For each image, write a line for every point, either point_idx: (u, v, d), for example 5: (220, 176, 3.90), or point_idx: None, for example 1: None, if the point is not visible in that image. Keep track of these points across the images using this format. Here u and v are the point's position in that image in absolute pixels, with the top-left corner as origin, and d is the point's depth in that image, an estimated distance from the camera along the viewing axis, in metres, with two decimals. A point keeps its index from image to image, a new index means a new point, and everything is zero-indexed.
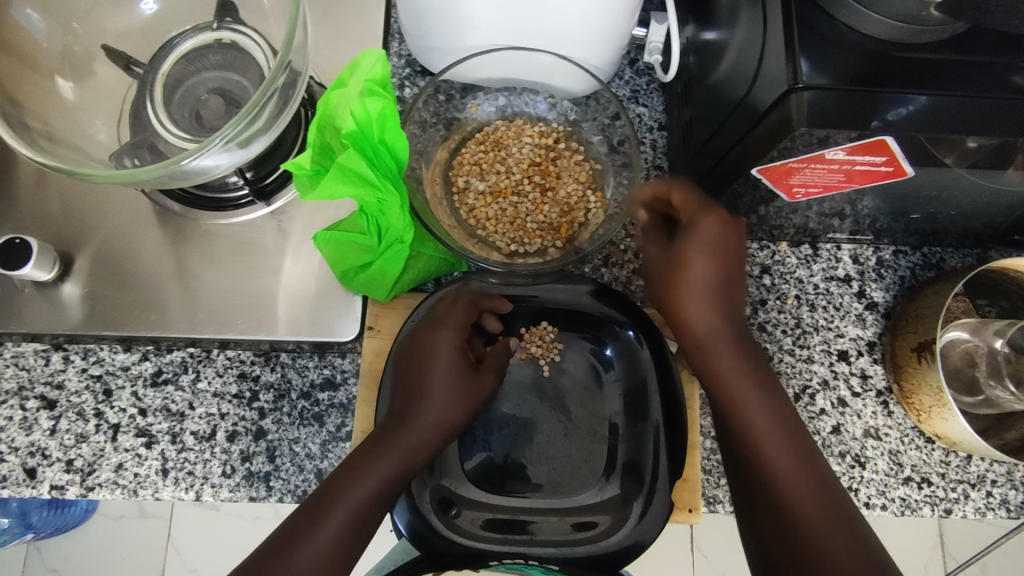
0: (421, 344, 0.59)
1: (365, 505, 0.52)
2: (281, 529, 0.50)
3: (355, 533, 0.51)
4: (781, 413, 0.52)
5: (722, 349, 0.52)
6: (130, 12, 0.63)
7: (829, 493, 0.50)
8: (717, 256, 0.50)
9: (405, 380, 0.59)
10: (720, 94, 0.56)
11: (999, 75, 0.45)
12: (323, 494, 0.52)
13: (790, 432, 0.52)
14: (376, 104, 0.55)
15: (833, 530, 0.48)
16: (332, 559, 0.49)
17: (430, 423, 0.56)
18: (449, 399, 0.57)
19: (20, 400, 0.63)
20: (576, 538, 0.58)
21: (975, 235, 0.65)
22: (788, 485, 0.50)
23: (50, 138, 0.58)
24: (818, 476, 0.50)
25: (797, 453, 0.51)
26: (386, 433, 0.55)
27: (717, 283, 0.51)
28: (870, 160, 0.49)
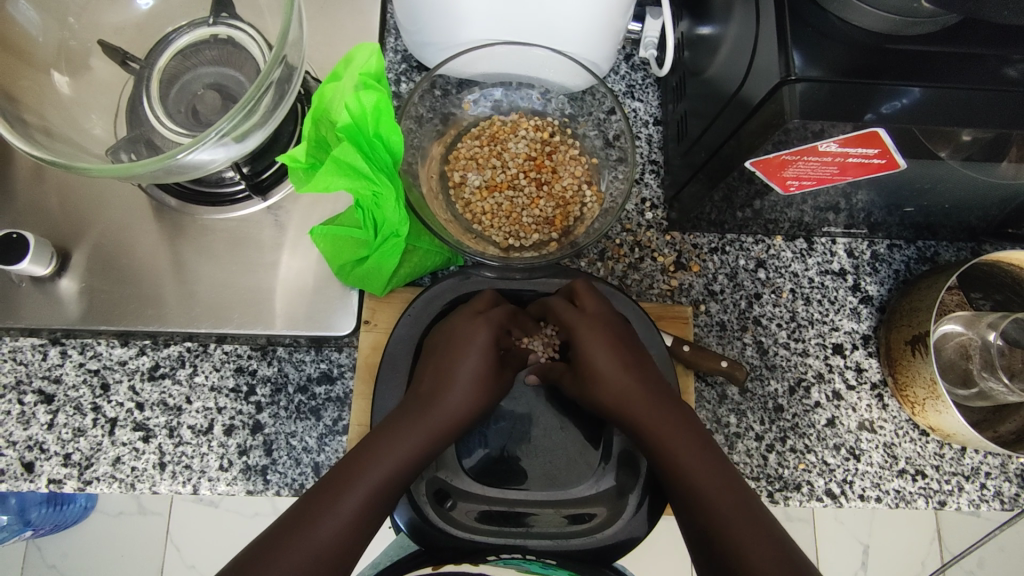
0: (456, 334, 0.59)
1: (384, 485, 0.52)
2: (297, 504, 0.50)
3: (374, 510, 0.51)
4: (701, 445, 0.53)
5: (640, 407, 0.56)
6: (127, 8, 0.63)
7: (753, 510, 0.49)
8: (609, 340, 0.58)
9: (433, 368, 0.59)
10: (714, 88, 0.57)
11: (990, 68, 0.46)
12: (344, 469, 0.52)
13: (709, 459, 0.52)
14: (371, 97, 0.55)
15: (752, 528, 0.47)
16: (352, 532, 0.49)
17: (454, 415, 0.57)
18: (473, 395, 0.58)
19: (18, 395, 0.63)
20: (572, 530, 0.59)
21: (969, 228, 0.65)
22: (712, 507, 0.49)
23: (47, 133, 0.58)
24: (746, 500, 0.49)
25: (719, 477, 0.51)
26: (411, 417, 0.56)
27: (620, 367, 0.57)
28: (863, 153, 0.50)
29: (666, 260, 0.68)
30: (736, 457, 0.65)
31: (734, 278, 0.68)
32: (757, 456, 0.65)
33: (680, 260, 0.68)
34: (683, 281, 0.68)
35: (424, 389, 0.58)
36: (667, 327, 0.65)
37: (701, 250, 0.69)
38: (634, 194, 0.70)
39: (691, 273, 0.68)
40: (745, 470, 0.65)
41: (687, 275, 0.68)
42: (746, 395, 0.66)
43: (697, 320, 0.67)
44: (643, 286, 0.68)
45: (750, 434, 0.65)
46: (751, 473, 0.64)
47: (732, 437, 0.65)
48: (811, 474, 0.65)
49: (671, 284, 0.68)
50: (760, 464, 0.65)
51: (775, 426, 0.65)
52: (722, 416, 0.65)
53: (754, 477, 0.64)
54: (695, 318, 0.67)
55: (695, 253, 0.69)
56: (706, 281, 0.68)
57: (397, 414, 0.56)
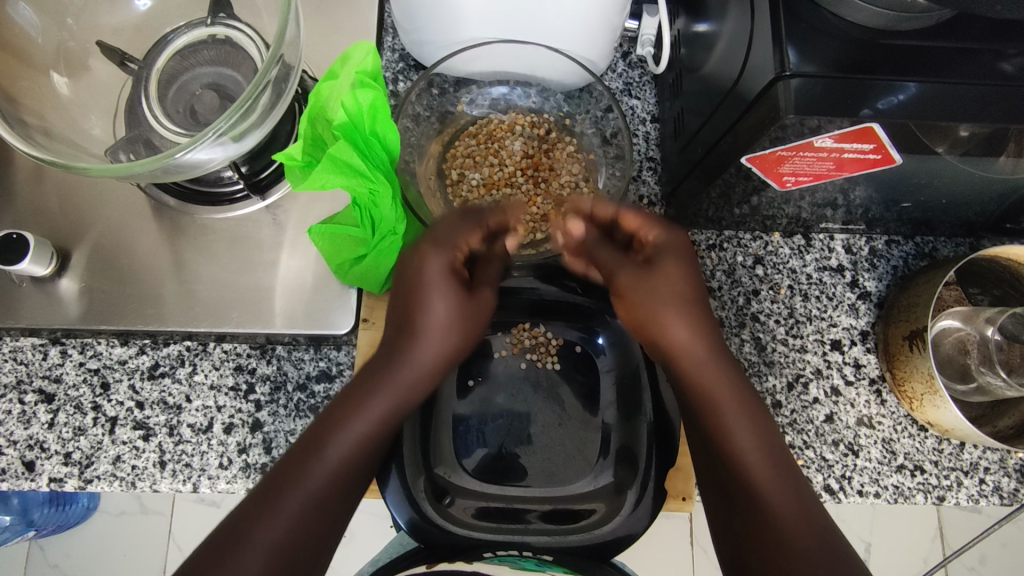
0: (412, 277, 0.55)
1: (351, 456, 0.52)
2: (263, 484, 0.50)
3: (340, 480, 0.51)
4: (758, 427, 0.53)
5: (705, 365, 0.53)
6: (125, 8, 0.63)
7: (802, 493, 0.51)
8: (692, 295, 0.55)
9: (399, 316, 0.56)
10: (710, 85, 0.57)
11: (986, 63, 0.46)
12: (310, 438, 0.51)
13: (767, 440, 0.53)
14: (367, 95, 0.56)
15: (793, 506, 0.50)
16: (321, 503, 0.50)
17: (421, 369, 0.55)
18: (439, 341, 0.55)
19: (18, 394, 0.63)
20: (569, 527, 0.59)
21: (967, 223, 0.65)
22: (768, 494, 0.50)
23: (46, 133, 0.58)
24: (797, 488, 0.51)
25: (775, 463, 0.52)
26: (378, 378, 0.54)
27: (699, 327, 0.54)
28: (859, 148, 0.50)
29: None
30: None
31: (732, 274, 0.68)
32: None
33: None
34: None
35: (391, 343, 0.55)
36: None
37: (699, 247, 0.69)
38: (632, 191, 0.70)
39: None
40: None
41: None
42: None
43: None
44: None
45: None
46: None
47: None
48: (809, 470, 0.65)
49: None
50: None
51: (773, 422, 0.65)
52: None
53: None
54: None
55: (693, 250, 0.69)
56: (704, 278, 0.68)
57: (364, 375, 0.55)
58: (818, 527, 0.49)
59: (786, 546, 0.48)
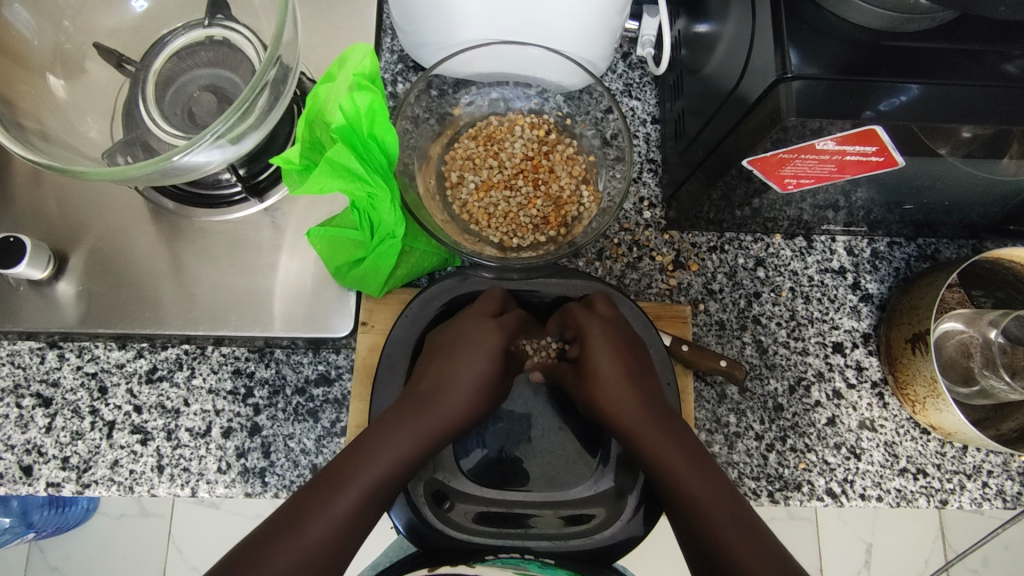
0: (466, 334, 0.60)
1: (375, 487, 0.54)
2: (287, 505, 0.52)
3: (364, 510, 0.53)
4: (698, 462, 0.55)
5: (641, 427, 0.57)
6: (122, 9, 0.63)
7: (762, 540, 0.51)
8: (616, 348, 0.60)
9: (439, 359, 0.60)
10: (711, 87, 0.56)
11: (989, 64, 0.45)
12: (338, 466, 0.54)
13: (708, 472, 0.54)
14: (365, 98, 0.55)
15: (754, 551, 0.50)
16: (342, 532, 0.52)
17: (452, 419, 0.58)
18: (473, 399, 0.60)
19: (16, 398, 0.63)
20: (571, 531, 0.58)
21: (970, 225, 0.65)
22: (711, 523, 0.52)
23: (43, 136, 0.58)
24: (744, 517, 0.52)
25: (719, 492, 0.54)
26: (413, 414, 0.57)
27: (623, 376, 0.59)
28: (861, 151, 0.49)
29: (665, 259, 0.68)
30: (736, 457, 0.64)
31: (733, 276, 0.68)
32: (757, 455, 0.64)
33: (679, 260, 0.68)
34: (682, 280, 0.68)
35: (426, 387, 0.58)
36: (665, 327, 0.65)
37: (699, 249, 0.68)
38: (632, 193, 0.69)
39: (689, 272, 0.68)
40: (745, 469, 0.64)
41: (685, 274, 0.68)
42: (745, 394, 0.65)
43: (695, 319, 0.67)
44: (642, 285, 0.68)
45: (750, 433, 0.65)
46: (751, 473, 0.64)
47: (731, 436, 0.65)
48: (811, 473, 0.64)
49: (669, 284, 0.68)
50: (761, 464, 0.64)
51: (775, 425, 0.65)
52: (721, 415, 0.65)
53: (754, 477, 0.64)
54: (694, 318, 0.67)
55: (694, 252, 0.68)
56: (705, 280, 0.68)
57: (394, 412, 0.57)
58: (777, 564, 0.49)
59: None
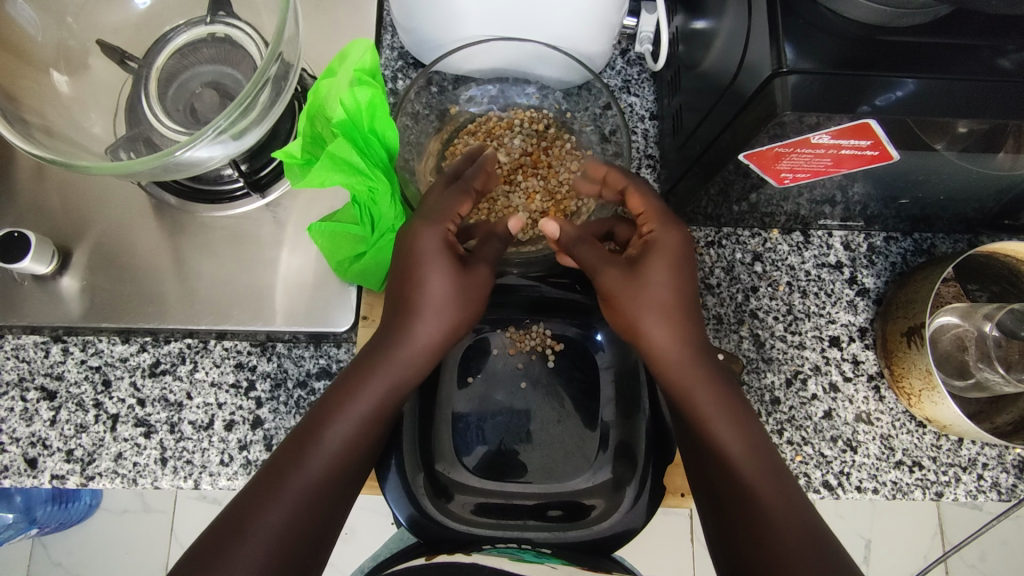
0: (413, 263, 0.54)
1: (347, 446, 0.53)
2: (256, 481, 0.51)
3: (334, 476, 0.52)
4: (743, 424, 0.53)
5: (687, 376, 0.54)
6: (125, 7, 0.64)
7: (794, 496, 0.51)
8: (676, 278, 0.54)
9: (398, 291, 0.56)
10: (709, 82, 0.57)
11: (983, 59, 0.46)
12: (306, 431, 0.53)
13: (751, 438, 0.53)
14: (365, 93, 0.56)
15: (783, 504, 0.51)
16: (312, 498, 0.51)
17: (416, 357, 0.55)
18: (434, 326, 0.55)
19: (21, 392, 0.64)
20: (568, 522, 0.59)
21: (966, 220, 0.66)
22: (756, 491, 0.51)
23: (48, 133, 0.59)
24: (778, 475, 0.52)
25: (759, 456, 0.53)
26: (374, 362, 0.55)
27: (677, 326, 0.54)
28: (856, 145, 0.50)
29: None
30: None
31: (731, 271, 0.69)
32: None
33: None
34: None
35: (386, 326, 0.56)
36: None
37: (697, 244, 0.69)
38: None
39: None
40: None
41: None
42: (743, 387, 0.66)
43: None
44: None
45: None
46: None
47: None
48: (808, 466, 0.65)
49: None
50: None
51: (772, 418, 0.66)
52: None
53: None
54: None
55: (692, 247, 0.69)
56: (703, 275, 0.68)
57: (363, 360, 0.55)
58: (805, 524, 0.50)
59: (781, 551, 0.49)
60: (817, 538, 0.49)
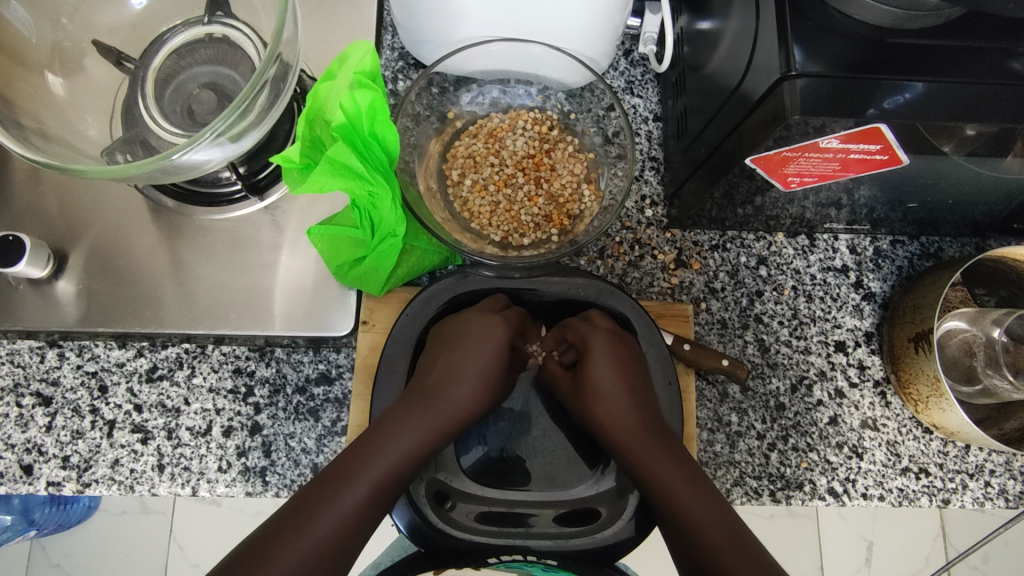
0: (469, 329, 0.60)
1: (381, 482, 0.53)
2: (293, 501, 0.51)
3: (365, 513, 0.52)
4: (691, 476, 0.54)
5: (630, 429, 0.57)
6: (121, 7, 0.63)
7: (757, 551, 0.51)
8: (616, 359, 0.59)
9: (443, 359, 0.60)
10: (714, 84, 0.56)
11: (995, 62, 0.45)
12: (337, 470, 0.53)
13: (705, 492, 0.53)
14: (366, 96, 0.54)
15: (747, 558, 0.50)
16: (342, 535, 0.51)
17: (457, 415, 0.58)
18: (479, 390, 0.60)
19: (16, 397, 0.63)
20: (571, 530, 0.58)
21: (973, 223, 0.65)
22: (706, 540, 0.51)
23: (43, 135, 0.58)
24: (738, 529, 0.52)
25: (709, 508, 0.52)
26: (417, 413, 0.57)
27: (625, 394, 0.59)
28: (865, 149, 0.49)
29: (667, 258, 0.68)
30: (738, 456, 0.64)
31: (735, 275, 0.68)
32: (759, 454, 0.64)
33: (681, 258, 0.68)
34: (684, 278, 0.67)
35: (432, 379, 0.59)
36: (666, 326, 0.65)
37: (701, 248, 0.68)
38: (634, 191, 0.69)
39: (692, 271, 0.68)
40: (747, 469, 0.64)
41: (688, 273, 0.68)
42: (747, 393, 0.65)
43: (697, 318, 0.67)
44: (644, 284, 0.67)
45: (752, 433, 0.65)
46: (753, 473, 0.64)
47: (733, 435, 0.64)
48: (813, 472, 0.64)
49: (671, 282, 0.67)
50: (762, 463, 0.64)
51: (777, 424, 0.65)
52: (723, 415, 0.65)
53: (756, 476, 0.64)
54: (696, 316, 0.67)
55: (696, 251, 0.68)
56: (707, 279, 0.68)
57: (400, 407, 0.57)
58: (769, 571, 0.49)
59: None
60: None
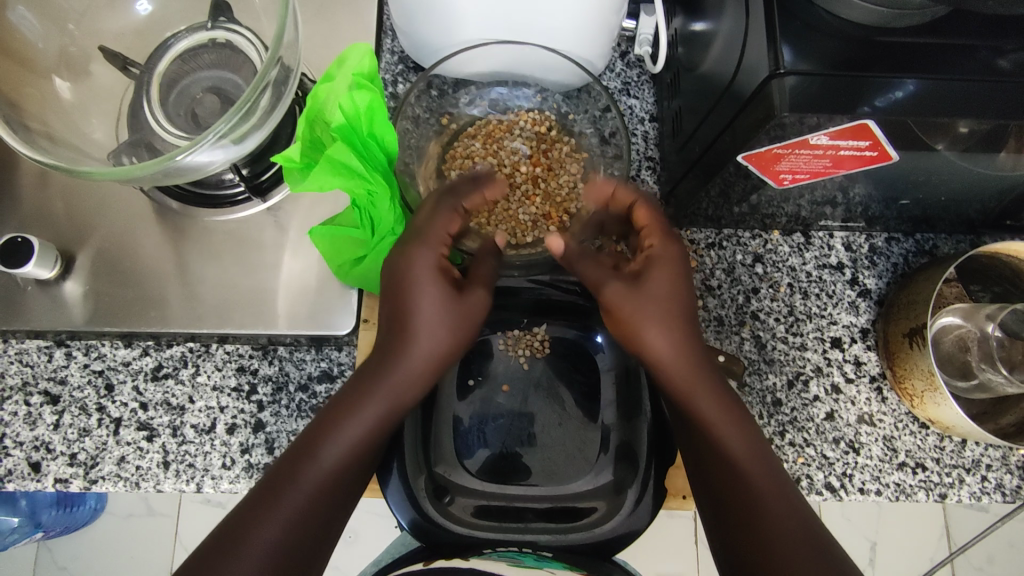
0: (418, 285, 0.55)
1: (346, 457, 0.53)
2: (266, 480, 0.52)
3: (337, 481, 0.53)
4: (741, 420, 0.54)
5: (681, 368, 0.54)
6: (126, 13, 0.64)
7: (795, 504, 0.52)
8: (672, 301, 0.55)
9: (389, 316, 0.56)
10: (708, 84, 0.57)
11: (982, 59, 0.46)
12: (304, 443, 0.53)
13: (753, 440, 0.54)
14: (364, 96, 0.57)
15: (786, 512, 0.51)
16: (317, 506, 0.52)
17: (415, 376, 0.55)
18: (437, 354, 0.56)
19: (24, 396, 0.64)
20: (571, 525, 0.59)
21: (967, 220, 0.65)
22: (748, 489, 0.52)
23: (51, 139, 0.59)
24: (777, 478, 0.53)
25: (753, 452, 0.54)
26: (370, 384, 0.55)
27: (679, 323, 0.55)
28: (855, 146, 0.50)
29: None
30: None
31: (732, 273, 0.69)
32: None
33: None
34: None
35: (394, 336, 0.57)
36: None
37: (698, 246, 0.69)
38: None
39: None
40: None
41: None
42: (744, 389, 0.66)
43: None
44: None
45: None
46: None
47: None
48: (810, 467, 0.65)
49: None
50: None
51: (774, 420, 0.65)
52: None
53: None
54: None
55: (692, 249, 0.69)
56: (704, 277, 0.68)
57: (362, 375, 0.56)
58: (803, 527, 0.51)
59: (780, 558, 0.49)
60: (817, 543, 0.50)
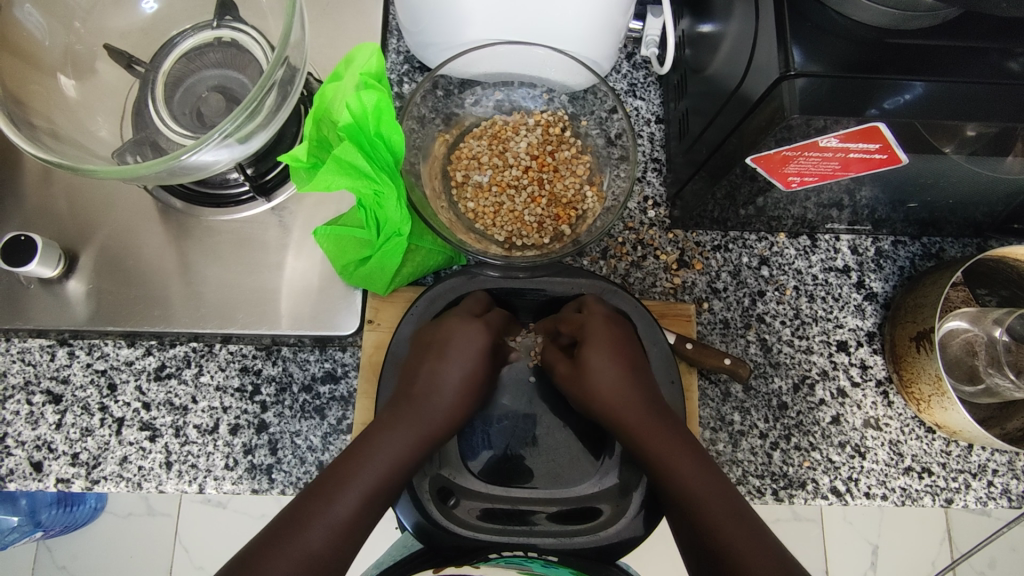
0: (455, 337, 0.62)
1: (377, 483, 0.55)
2: (290, 507, 0.52)
3: (368, 510, 0.54)
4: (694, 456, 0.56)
5: (631, 412, 0.59)
6: (132, 11, 0.64)
7: (756, 527, 0.52)
8: (615, 344, 0.61)
9: (415, 372, 0.61)
10: (715, 85, 0.57)
11: (993, 61, 0.45)
12: (331, 475, 0.55)
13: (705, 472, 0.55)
14: (372, 97, 0.55)
15: (742, 530, 0.51)
16: (344, 534, 0.52)
17: (445, 417, 0.60)
18: (463, 394, 0.62)
19: (26, 395, 0.64)
20: (576, 529, 0.58)
21: (975, 224, 0.65)
22: (705, 518, 0.53)
23: (55, 136, 0.59)
24: (736, 505, 0.53)
25: (706, 484, 0.54)
26: (402, 417, 0.58)
27: (619, 371, 0.61)
28: (865, 148, 0.50)
29: (669, 258, 0.68)
30: (740, 455, 0.64)
31: (737, 275, 0.68)
32: (762, 453, 0.65)
33: (683, 258, 0.68)
34: (686, 279, 0.68)
35: (416, 383, 0.61)
36: (669, 325, 0.65)
37: (704, 248, 0.69)
38: (637, 192, 0.70)
39: (694, 271, 0.68)
40: (749, 467, 0.64)
41: (690, 273, 0.68)
42: (750, 392, 0.66)
43: (700, 318, 0.67)
44: (646, 284, 0.68)
45: (754, 432, 0.65)
46: (755, 472, 0.64)
47: (736, 435, 0.65)
48: (816, 471, 0.64)
49: (674, 283, 0.68)
50: (765, 462, 0.64)
51: (779, 423, 0.65)
52: (726, 414, 0.65)
53: (759, 475, 0.64)
54: (698, 316, 0.67)
55: (698, 251, 0.69)
56: (709, 279, 0.68)
57: (393, 410, 0.59)
58: (767, 545, 0.50)
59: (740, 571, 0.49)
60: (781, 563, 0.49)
